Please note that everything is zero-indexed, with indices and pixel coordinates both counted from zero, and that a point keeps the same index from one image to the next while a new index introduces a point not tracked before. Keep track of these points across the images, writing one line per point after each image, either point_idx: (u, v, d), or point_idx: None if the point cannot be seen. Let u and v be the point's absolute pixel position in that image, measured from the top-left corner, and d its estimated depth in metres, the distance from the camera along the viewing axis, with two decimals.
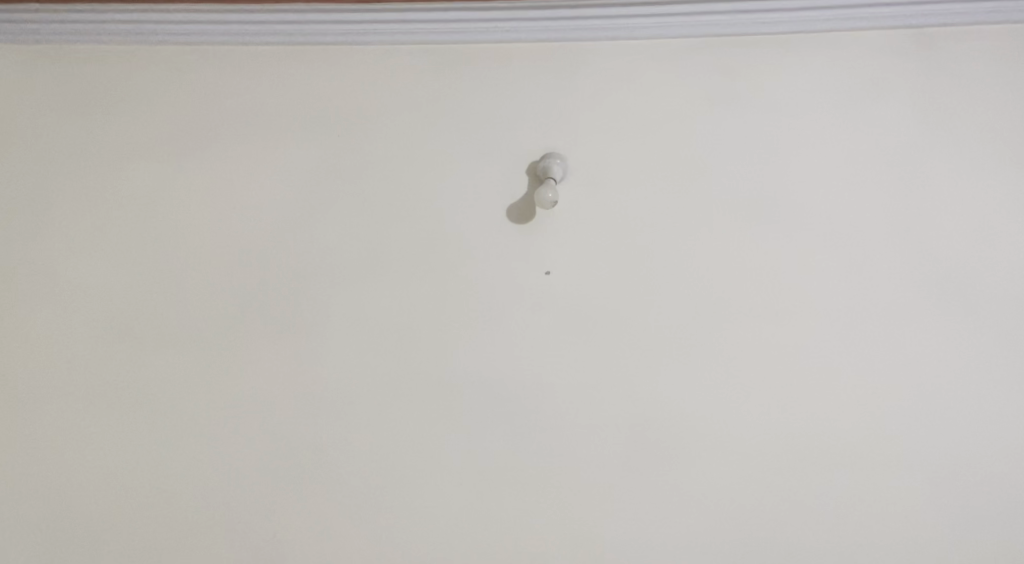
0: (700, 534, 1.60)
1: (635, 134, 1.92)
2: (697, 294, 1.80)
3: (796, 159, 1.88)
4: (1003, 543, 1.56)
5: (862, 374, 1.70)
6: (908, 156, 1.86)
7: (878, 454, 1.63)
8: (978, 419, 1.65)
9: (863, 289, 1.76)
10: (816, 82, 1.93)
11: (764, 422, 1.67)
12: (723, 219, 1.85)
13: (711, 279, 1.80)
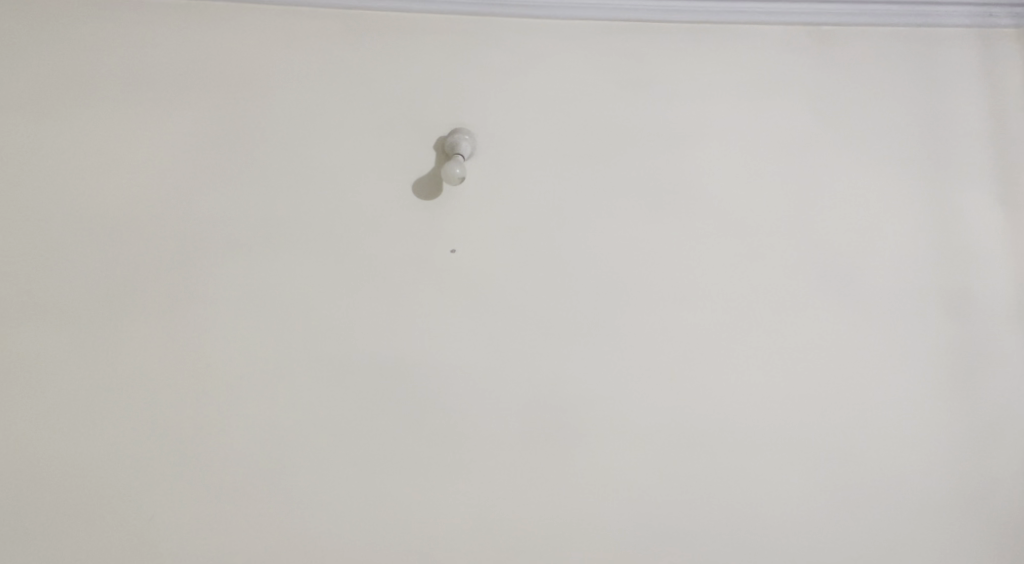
0: (595, 510, 1.72)
1: (540, 115, 1.98)
2: (597, 277, 1.88)
3: (693, 149, 1.99)
4: (861, 510, 1.76)
5: (753, 349, 1.85)
6: (798, 151, 1.99)
7: (760, 426, 1.80)
8: (855, 396, 1.83)
9: (755, 278, 1.90)
10: (719, 75, 2.03)
11: (662, 401, 1.80)
12: (624, 206, 1.94)
13: (611, 262, 1.89)
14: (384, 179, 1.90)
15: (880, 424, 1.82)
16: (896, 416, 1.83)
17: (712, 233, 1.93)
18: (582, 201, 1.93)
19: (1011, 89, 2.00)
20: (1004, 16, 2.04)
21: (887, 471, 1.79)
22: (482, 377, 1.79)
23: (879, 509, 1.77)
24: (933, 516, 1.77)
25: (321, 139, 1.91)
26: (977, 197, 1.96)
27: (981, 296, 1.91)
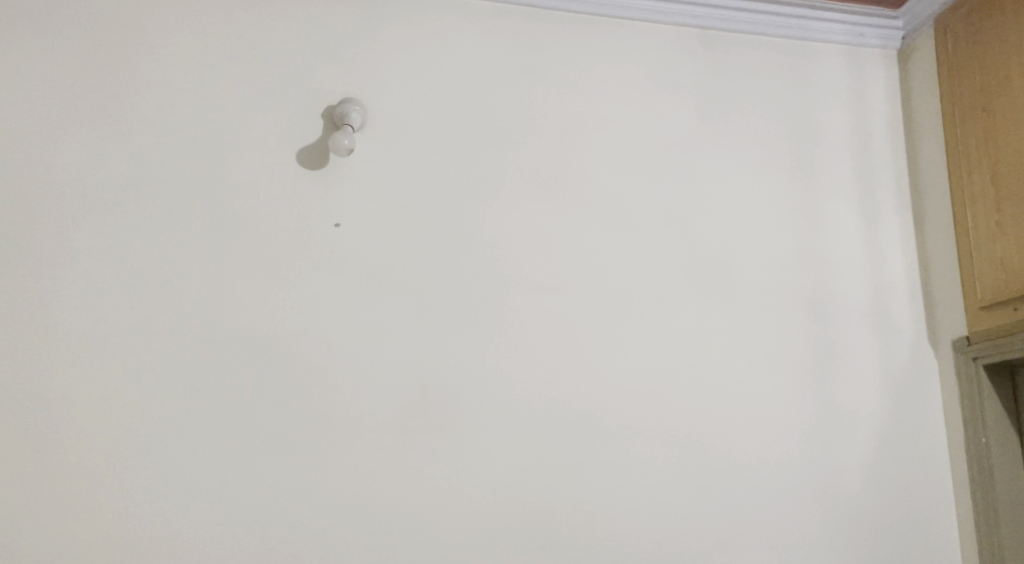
0: (465, 507, 1.67)
1: (442, 95, 1.86)
2: (497, 264, 1.80)
3: (581, 137, 1.90)
4: (746, 507, 1.77)
5: (653, 340, 1.82)
6: (679, 144, 1.94)
7: (661, 416, 1.78)
8: (744, 393, 1.83)
9: (638, 270, 1.85)
10: (613, 69, 1.96)
11: (565, 393, 1.76)
12: (525, 191, 1.85)
13: (514, 247, 1.81)
14: (245, 152, 1.77)
15: (767, 421, 1.82)
16: (780, 414, 1.83)
17: (598, 223, 1.86)
18: (461, 191, 1.82)
19: (873, 105, 2.06)
20: (872, 37, 2.09)
21: (757, 470, 1.79)
22: (359, 362, 1.71)
23: (763, 507, 1.78)
24: (795, 518, 1.78)
25: (173, 103, 1.76)
26: (839, 202, 1.98)
27: (841, 298, 1.92)
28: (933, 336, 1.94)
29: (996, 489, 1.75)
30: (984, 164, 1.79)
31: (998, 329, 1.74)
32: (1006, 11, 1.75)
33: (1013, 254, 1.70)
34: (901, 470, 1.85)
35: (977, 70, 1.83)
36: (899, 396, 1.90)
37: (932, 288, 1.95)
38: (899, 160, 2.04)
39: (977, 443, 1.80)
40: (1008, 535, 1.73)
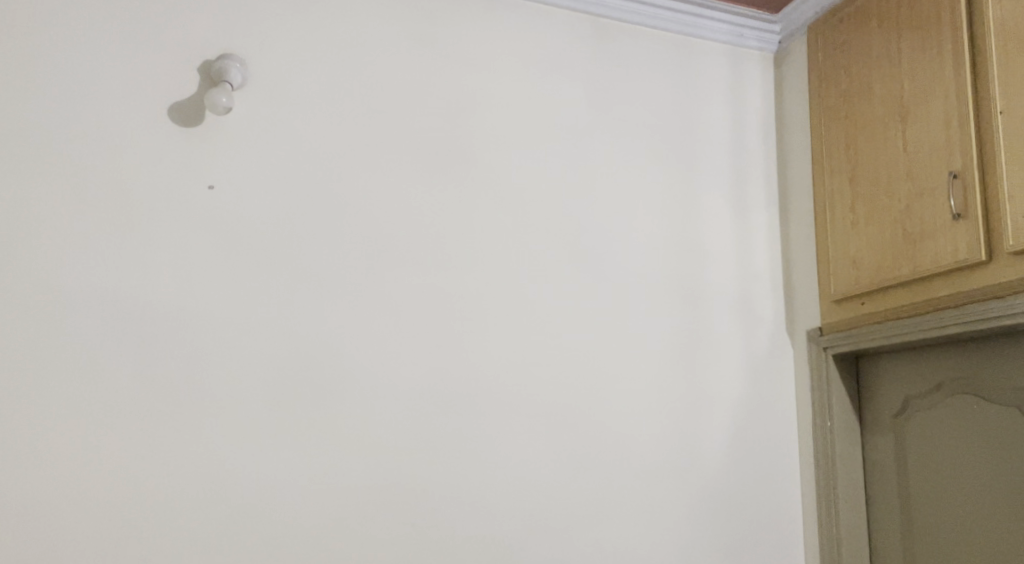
0: (335, 482, 1.65)
1: (328, 61, 1.81)
2: (378, 238, 1.77)
3: (470, 115, 1.90)
4: (611, 484, 1.84)
5: (532, 321, 1.85)
6: (567, 130, 1.97)
7: (536, 395, 1.82)
8: (615, 375, 1.89)
9: (522, 252, 1.87)
10: (505, 49, 1.96)
11: (441, 369, 1.76)
12: (412, 165, 1.83)
13: (397, 222, 1.79)
14: (115, 103, 1.66)
15: (636, 402, 1.90)
16: (647, 397, 1.91)
17: (484, 202, 1.87)
18: (344, 160, 1.78)
19: (750, 105, 2.16)
20: (752, 39, 2.18)
21: (623, 450, 1.86)
22: (229, 332, 1.65)
23: (627, 484, 1.85)
24: (654, 498, 1.86)
25: (37, 45, 1.63)
26: (714, 196, 2.07)
27: (711, 287, 2.02)
28: (790, 327, 2.07)
29: (836, 470, 1.90)
30: (843, 168, 1.92)
31: (847, 322, 1.87)
32: (871, 25, 1.87)
33: (863, 253, 1.83)
34: (755, 452, 1.97)
35: (843, 79, 1.95)
36: (758, 382, 2.01)
37: (792, 282, 2.08)
38: (770, 159, 2.15)
39: (823, 428, 1.94)
40: (844, 512, 1.88)
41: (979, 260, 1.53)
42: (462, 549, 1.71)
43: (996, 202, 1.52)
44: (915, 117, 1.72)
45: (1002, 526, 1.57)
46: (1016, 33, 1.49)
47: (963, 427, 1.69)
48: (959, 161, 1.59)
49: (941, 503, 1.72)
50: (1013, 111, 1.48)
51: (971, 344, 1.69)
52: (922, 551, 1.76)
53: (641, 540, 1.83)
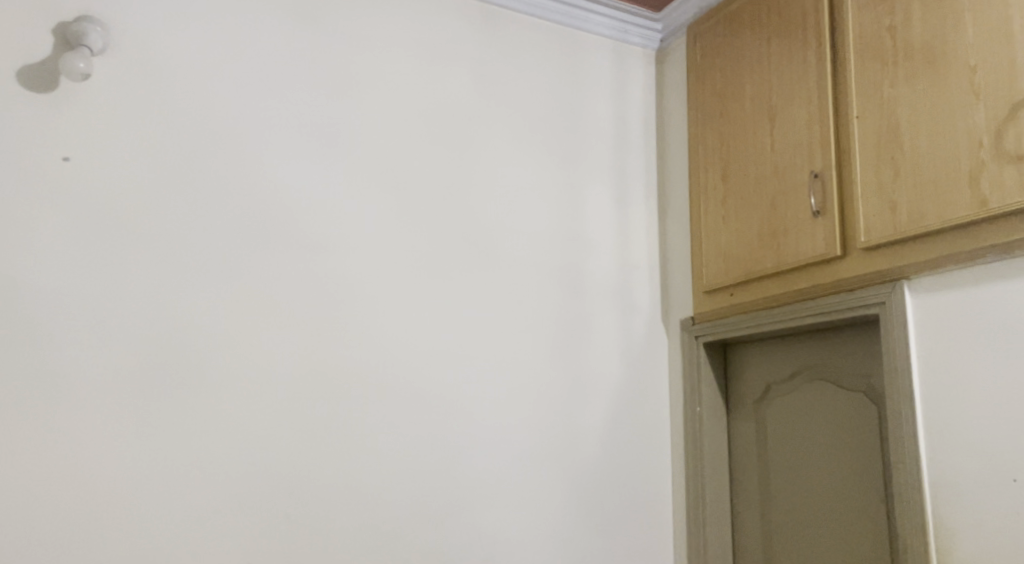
0: (203, 471, 1.59)
1: (202, 32, 1.72)
2: (255, 220, 1.71)
3: (354, 95, 1.85)
4: (488, 470, 1.85)
5: (415, 307, 1.83)
6: (454, 116, 1.96)
7: (415, 383, 1.81)
8: (496, 363, 1.90)
9: (404, 237, 1.85)
10: (391, 30, 1.93)
11: (319, 356, 1.72)
12: (291, 145, 1.77)
13: (274, 203, 1.73)
14: None
15: (515, 389, 1.91)
16: (527, 383, 1.93)
17: (366, 185, 1.83)
18: (218, 135, 1.70)
19: (632, 99, 2.22)
20: (635, 35, 2.23)
21: (501, 436, 1.88)
22: (87, 314, 1.55)
23: (505, 470, 1.87)
24: (531, 483, 1.89)
25: None
26: (596, 187, 2.12)
27: (591, 277, 2.06)
28: (664, 315, 2.14)
29: (704, 453, 1.99)
30: (716, 164, 2.00)
31: (717, 312, 1.96)
32: (744, 28, 1.96)
33: (733, 247, 1.92)
34: (629, 437, 2.03)
35: (718, 79, 2.03)
36: (633, 369, 2.07)
37: (667, 272, 2.15)
38: (650, 153, 2.22)
39: (693, 413, 2.02)
40: (710, 493, 1.97)
41: (834, 255, 1.63)
42: (337, 539, 1.67)
43: (850, 201, 1.62)
44: (782, 119, 1.81)
45: (848, 504, 1.69)
46: (871, 43, 1.59)
47: (817, 411, 1.80)
48: (819, 161, 1.69)
49: (796, 482, 1.83)
50: (867, 117, 1.59)
51: (826, 334, 1.80)
52: (778, 527, 1.87)
53: (519, 524, 1.86)
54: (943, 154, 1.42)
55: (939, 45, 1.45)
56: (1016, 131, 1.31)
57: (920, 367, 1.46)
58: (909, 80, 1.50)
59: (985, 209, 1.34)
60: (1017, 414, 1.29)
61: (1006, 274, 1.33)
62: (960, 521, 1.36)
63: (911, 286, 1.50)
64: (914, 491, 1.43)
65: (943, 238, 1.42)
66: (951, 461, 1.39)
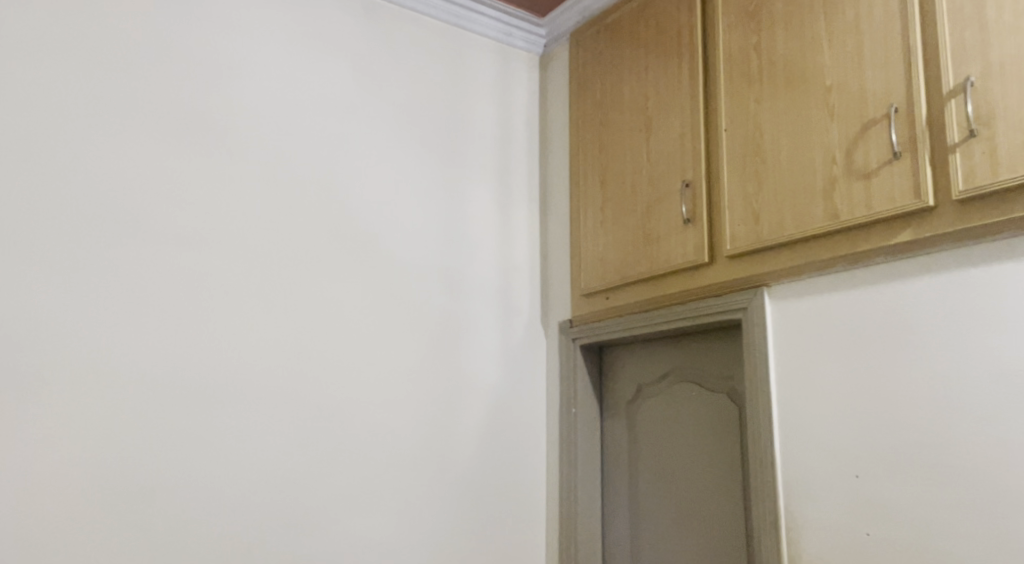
0: (45, 476, 1.49)
1: (56, 11, 1.63)
2: (112, 211, 1.62)
3: (226, 84, 1.78)
4: (360, 473, 1.81)
5: (288, 305, 1.78)
6: (334, 110, 1.91)
7: (286, 383, 1.75)
8: (371, 363, 1.87)
9: (278, 233, 1.79)
10: (268, 17, 1.86)
11: (181, 355, 1.64)
12: (155, 134, 1.68)
13: (135, 194, 1.65)
14: None
15: (391, 390, 1.88)
16: (404, 384, 1.90)
17: (239, 176, 1.76)
18: (74, 121, 1.61)
19: (516, 102, 2.23)
20: (519, 39, 2.25)
21: (375, 439, 1.84)
22: None
23: (377, 473, 1.83)
24: (404, 486, 1.86)
25: None
26: (478, 188, 2.11)
27: (471, 278, 2.05)
28: (544, 318, 2.16)
29: (577, 453, 2.02)
30: (595, 170, 2.04)
31: (593, 315, 2.00)
32: (623, 39, 2.01)
33: (609, 252, 1.96)
34: (505, 438, 2.03)
35: (599, 87, 2.07)
36: (511, 371, 2.08)
37: (547, 275, 2.18)
38: (532, 157, 2.24)
39: (568, 414, 2.05)
40: (582, 493, 2.00)
41: (702, 262, 1.70)
42: (196, 547, 1.60)
43: (718, 210, 1.69)
44: (657, 128, 1.86)
45: (711, 501, 1.76)
46: (739, 60, 1.66)
47: (684, 412, 1.86)
48: (691, 171, 1.76)
49: (663, 481, 1.89)
50: (735, 129, 1.66)
51: (694, 338, 1.86)
52: (646, 526, 1.92)
53: (390, 529, 1.82)
54: (801, 168, 1.50)
55: (799, 65, 1.53)
56: (865, 149, 1.39)
57: (777, 370, 1.53)
58: (772, 97, 1.58)
59: (836, 222, 1.42)
60: (860, 415, 1.38)
61: (853, 282, 1.42)
62: (809, 516, 1.44)
63: (770, 293, 1.57)
64: (769, 488, 1.50)
65: (800, 248, 1.50)
66: (802, 459, 1.46)
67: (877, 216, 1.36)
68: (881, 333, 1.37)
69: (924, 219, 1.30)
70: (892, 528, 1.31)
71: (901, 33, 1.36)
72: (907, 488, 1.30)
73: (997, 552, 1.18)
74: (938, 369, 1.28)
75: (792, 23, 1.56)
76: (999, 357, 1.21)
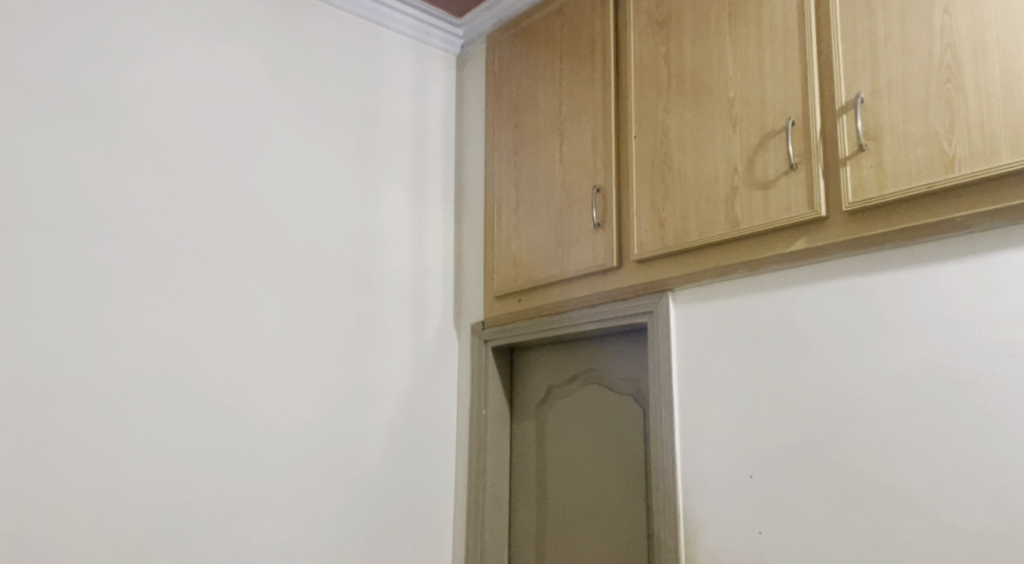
0: None
1: None
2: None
3: (124, 72, 1.71)
4: (260, 476, 1.75)
5: (187, 302, 1.72)
6: (241, 102, 1.86)
7: (183, 383, 1.69)
8: (276, 363, 1.82)
9: (178, 227, 1.73)
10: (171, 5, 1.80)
11: (67, 353, 1.57)
12: (45, 121, 1.61)
13: (21, 182, 1.56)
14: None
15: (297, 391, 1.84)
16: (310, 385, 1.86)
17: (136, 168, 1.69)
18: None
19: (432, 101, 2.22)
20: (435, 37, 2.24)
21: (278, 441, 1.79)
22: None
23: (278, 476, 1.78)
24: (307, 490, 1.81)
25: None
26: (393, 186, 2.08)
27: (383, 278, 2.03)
28: (456, 319, 2.15)
29: (486, 456, 2.01)
30: (510, 172, 2.05)
31: (505, 316, 2.00)
32: (539, 42, 2.02)
33: (522, 254, 1.97)
34: (414, 440, 2.01)
35: (514, 89, 2.08)
36: (422, 371, 2.06)
37: (461, 276, 2.17)
38: (448, 157, 2.23)
39: (478, 416, 2.05)
40: (490, 495, 2.00)
41: (610, 266, 1.72)
42: (79, 553, 1.52)
43: (627, 215, 1.72)
44: (570, 133, 1.88)
45: (616, 502, 1.78)
46: (649, 68, 1.70)
47: (592, 414, 1.88)
48: (602, 176, 1.78)
49: (570, 483, 1.91)
50: (644, 136, 1.69)
51: (602, 341, 1.89)
52: (552, 527, 1.93)
53: (290, 533, 1.78)
54: (705, 176, 1.54)
55: (705, 76, 1.57)
56: (764, 160, 1.44)
57: (680, 373, 1.57)
58: (679, 106, 1.61)
59: (737, 229, 1.46)
60: (756, 418, 1.42)
61: (753, 289, 1.47)
62: (707, 516, 1.47)
63: (675, 297, 1.61)
64: (670, 489, 1.53)
65: (703, 254, 1.54)
66: (701, 461, 1.50)
67: (775, 225, 1.40)
68: (777, 338, 1.41)
69: (818, 228, 1.35)
70: (783, 527, 1.35)
71: (799, 49, 1.42)
72: (797, 488, 1.35)
73: (878, 548, 1.23)
74: (828, 372, 1.33)
75: (699, 34, 1.60)
76: (884, 362, 1.27)
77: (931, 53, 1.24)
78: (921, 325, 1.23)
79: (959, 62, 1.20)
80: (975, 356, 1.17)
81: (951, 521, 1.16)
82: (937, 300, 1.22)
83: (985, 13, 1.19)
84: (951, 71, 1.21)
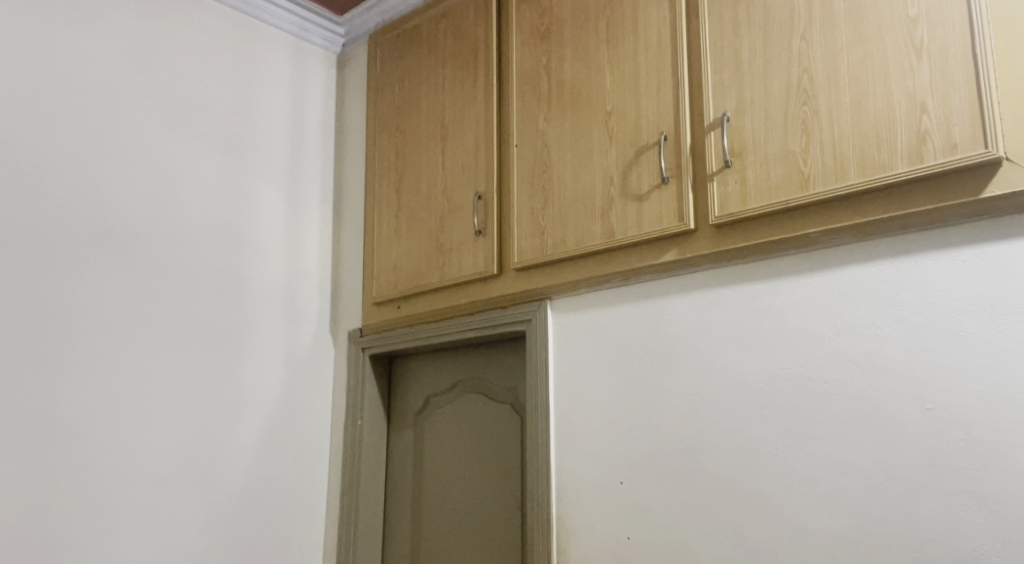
0: None
1: None
2: None
3: None
4: (113, 493, 1.63)
5: (33, 305, 1.59)
6: (101, 92, 1.75)
7: (26, 393, 1.55)
8: (135, 371, 1.70)
9: (24, 223, 1.60)
10: None
11: None
12: None
13: None
14: None
15: (157, 401, 1.73)
16: (173, 394, 1.75)
17: None
18: None
19: (310, 100, 2.15)
20: (315, 35, 2.18)
21: (134, 455, 1.68)
22: None
23: (134, 492, 1.66)
24: (166, 506, 1.70)
25: None
26: (268, 187, 2.01)
27: (255, 282, 1.94)
28: (333, 326, 2.09)
29: (361, 466, 1.96)
30: (391, 176, 2.01)
31: (383, 324, 1.96)
32: (422, 47, 2.00)
33: (401, 260, 1.94)
34: (285, 451, 1.93)
35: (396, 93, 2.05)
36: (295, 380, 1.99)
37: (338, 282, 2.11)
38: (327, 158, 2.16)
39: (354, 426, 1.99)
40: (364, 507, 1.94)
41: (490, 274, 1.72)
42: None
43: (507, 223, 1.72)
44: (451, 138, 1.87)
45: (492, 511, 1.77)
46: (530, 78, 1.71)
47: (470, 422, 1.87)
48: (483, 183, 1.78)
49: (447, 493, 1.88)
50: (524, 145, 1.70)
51: (482, 349, 1.88)
52: (428, 538, 1.90)
53: (146, 554, 1.66)
54: (582, 187, 1.57)
55: (583, 88, 1.60)
56: (638, 173, 1.48)
57: (556, 382, 1.58)
58: (559, 117, 1.63)
59: (612, 240, 1.49)
60: (628, 425, 1.45)
61: (626, 299, 1.50)
62: (578, 523, 1.49)
63: (552, 306, 1.62)
64: (544, 498, 1.53)
65: (580, 263, 1.56)
66: (575, 469, 1.51)
67: (647, 236, 1.44)
68: (649, 347, 1.45)
69: (687, 241, 1.40)
70: (651, 533, 1.38)
71: (672, 66, 1.47)
72: (665, 493, 1.38)
73: (739, 551, 1.27)
74: (695, 381, 1.38)
75: (578, 47, 1.62)
76: (747, 371, 1.32)
77: (790, 76, 1.31)
78: (780, 336, 1.29)
79: (814, 86, 1.28)
80: (827, 366, 1.23)
81: (806, 523, 1.21)
82: (795, 311, 1.28)
83: (837, 41, 1.26)
84: (807, 94, 1.28)
